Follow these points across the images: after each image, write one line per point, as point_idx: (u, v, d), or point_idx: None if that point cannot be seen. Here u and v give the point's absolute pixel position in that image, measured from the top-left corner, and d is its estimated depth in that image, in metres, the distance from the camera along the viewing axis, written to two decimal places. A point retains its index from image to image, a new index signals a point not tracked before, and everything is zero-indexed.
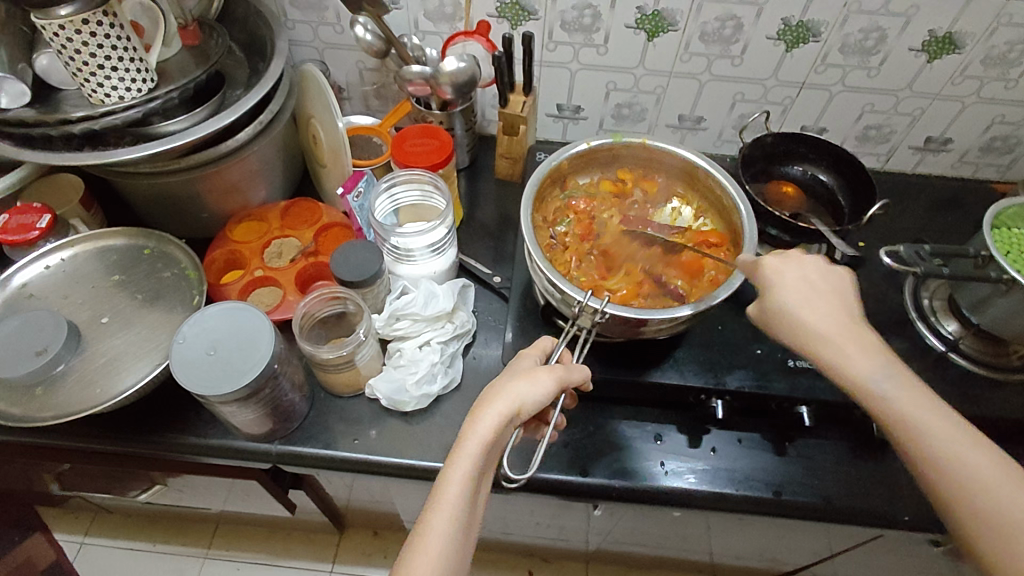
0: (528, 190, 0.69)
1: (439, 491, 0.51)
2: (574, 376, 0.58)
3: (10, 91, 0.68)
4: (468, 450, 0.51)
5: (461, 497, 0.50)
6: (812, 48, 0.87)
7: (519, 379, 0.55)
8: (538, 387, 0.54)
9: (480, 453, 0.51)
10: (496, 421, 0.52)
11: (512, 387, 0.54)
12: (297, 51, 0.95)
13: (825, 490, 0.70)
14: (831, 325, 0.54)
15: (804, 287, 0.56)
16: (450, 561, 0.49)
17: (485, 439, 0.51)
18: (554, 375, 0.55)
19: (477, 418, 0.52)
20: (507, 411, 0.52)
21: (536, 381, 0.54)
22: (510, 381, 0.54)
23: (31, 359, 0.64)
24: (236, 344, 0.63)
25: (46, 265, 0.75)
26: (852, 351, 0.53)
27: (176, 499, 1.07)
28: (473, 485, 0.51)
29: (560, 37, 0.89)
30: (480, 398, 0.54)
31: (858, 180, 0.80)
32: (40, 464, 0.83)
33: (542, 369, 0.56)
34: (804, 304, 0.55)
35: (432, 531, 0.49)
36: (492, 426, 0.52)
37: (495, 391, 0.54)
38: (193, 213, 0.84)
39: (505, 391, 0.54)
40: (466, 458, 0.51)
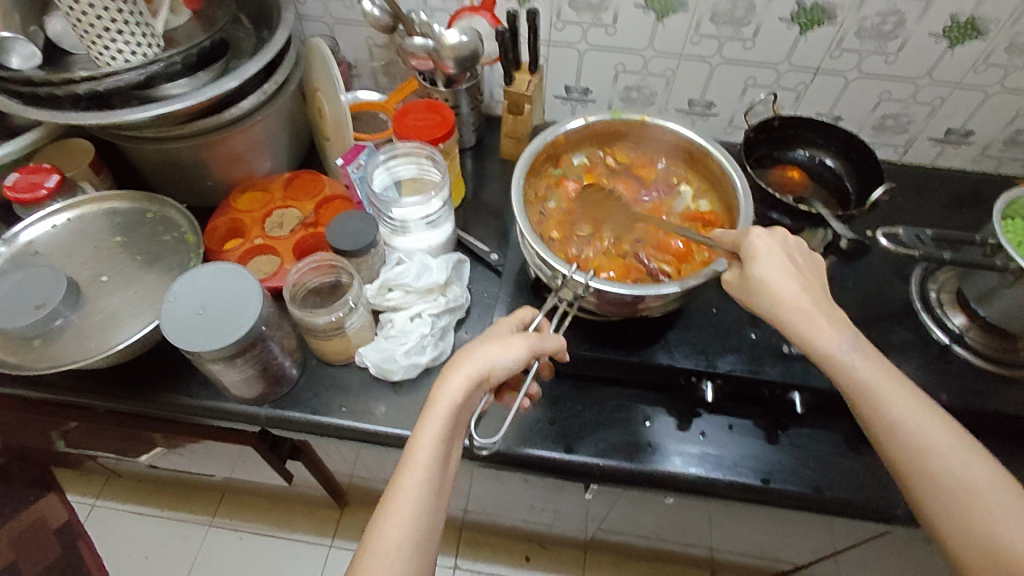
0: (520, 161, 0.69)
1: (410, 452, 0.51)
2: (549, 343, 0.57)
3: (21, 52, 0.70)
4: (438, 410, 0.51)
5: (430, 459, 0.50)
6: (827, 32, 0.84)
7: (491, 342, 0.55)
8: (511, 351, 0.54)
9: (450, 412, 0.51)
10: (467, 382, 0.52)
11: (485, 350, 0.54)
12: (307, 25, 0.96)
13: (817, 481, 0.68)
14: (805, 300, 0.54)
15: (779, 259, 0.55)
16: (422, 522, 0.49)
17: (455, 400, 0.51)
18: (528, 340, 0.55)
19: (446, 378, 0.52)
20: (477, 371, 0.52)
21: (509, 346, 0.54)
22: (481, 345, 0.54)
23: (30, 312, 0.66)
24: (223, 304, 0.64)
25: (52, 224, 0.77)
26: (827, 325, 0.53)
27: (179, 464, 1.09)
28: (443, 447, 0.51)
29: (569, 16, 0.88)
30: (450, 360, 0.54)
31: (866, 165, 0.77)
32: (47, 421, 0.85)
33: (516, 336, 0.56)
34: (781, 280, 0.54)
35: (402, 493, 0.49)
36: (462, 387, 0.52)
37: (465, 353, 0.54)
38: (198, 181, 0.86)
39: (477, 355, 0.54)
40: (435, 419, 0.51)
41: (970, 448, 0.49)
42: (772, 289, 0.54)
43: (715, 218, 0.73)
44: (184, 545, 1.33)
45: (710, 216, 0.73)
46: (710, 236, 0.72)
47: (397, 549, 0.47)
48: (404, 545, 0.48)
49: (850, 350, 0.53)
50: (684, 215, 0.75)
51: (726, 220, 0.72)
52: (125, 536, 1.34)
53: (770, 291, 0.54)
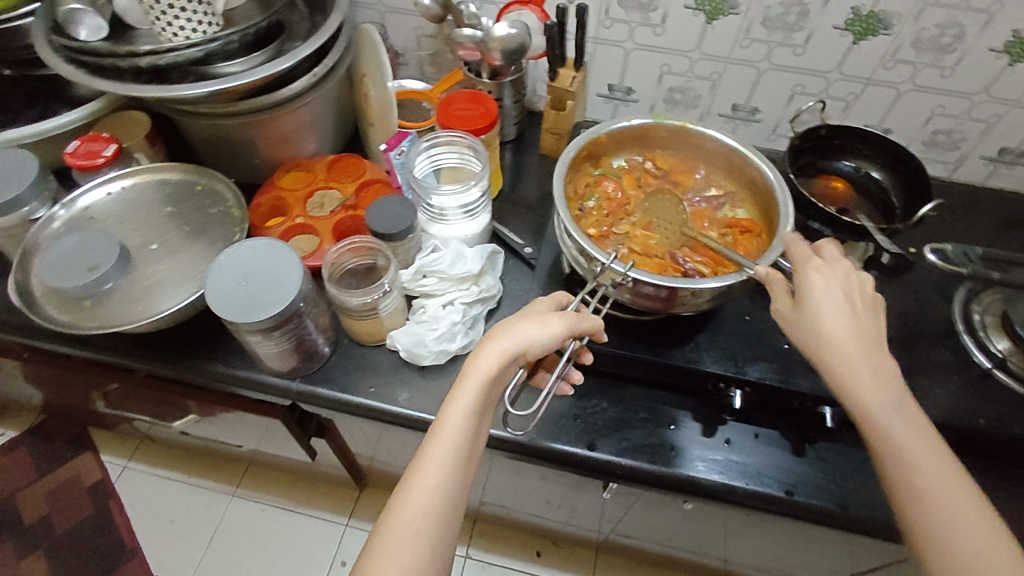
0: (563, 155, 0.69)
1: (439, 424, 0.52)
2: (585, 323, 0.57)
3: (89, 25, 0.72)
4: (470, 384, 0.53)
5: (459, 431, 0.52)
6: (882, 41, 0.82)
7: (526, 320, 0.56)
8: (547, 329, 0.55)
9: (482, 386, 0.53)
10: (500, 359, 0.54)
11: (519, 328, 0.55)
12: (358, 12, 0.98)
13: (841, 496, 0.67)
14: (845, 344, 0.52)
15: (831, 297, 0.54)
16: (443, 494, 0.50)
17: (487, 375, 0.53)
18: (564, 319, 0.56)
19: (479, 353, 0.54)
20: (509, 348, 0.54)
21: (544, 325, 0.55)
22: (516, 322, 0.55)
23: (84, 273, 0.69)
24: (267, 274, 0.66)
25: (108, 191, 0.80)
26: (869, 377, 0.51)
27: (209, 433, 1.12)
28: (472, 420, 0.53)
29: (618, 14, 0.88)
30: (484, 336, 0.55)
31: (914, 181, 0.75)
32: (90, 380, 0.89)
33: (553, 315, 0.56)
34: (820, 318, 0.53)
35: (428, 463, 0.51)
36: (496, 360, 0.53)
37: (497, 330, 0.55)
38: (246, 159, 0.88)
39: (515, 330, 0.55)
40: (467, 393, 0.52)
41: (1006, 544, 0.45)
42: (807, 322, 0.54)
43: (752, 226, 0.72)
44: (206, 512, 1.37)
45: (748, 224, 0.73)
46: (747, 244, 0.71)
47: (423, 515, 0.49)
48: (428, 512, 0.49)
49: (891, 408, 0.50)
50: (721, 222, 0.74)
51: (764, 228, 0.71)
52: (152, 498, 1.38)
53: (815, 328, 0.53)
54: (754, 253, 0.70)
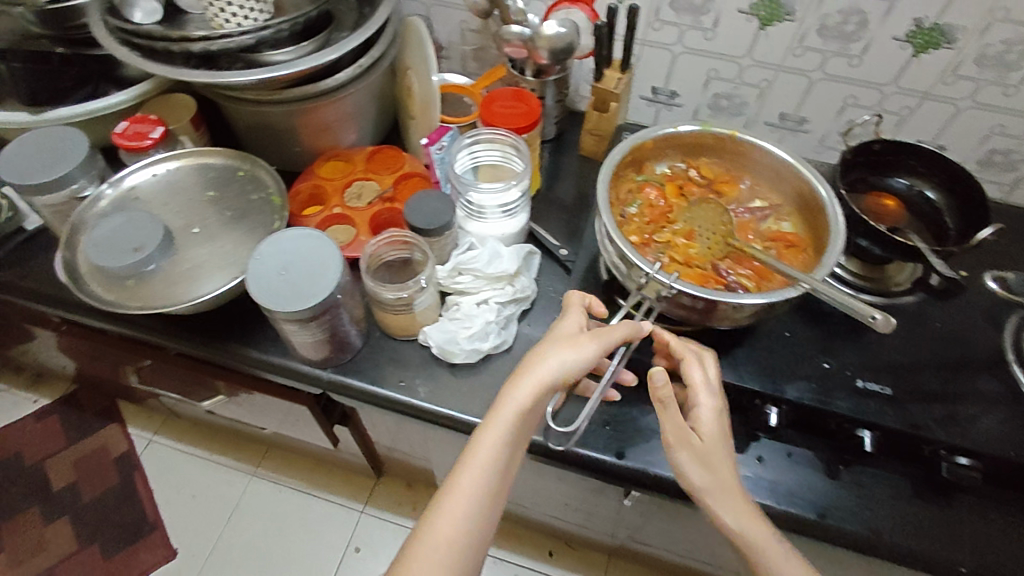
0: (607, 160, 0.68)
1: (467, 456, 0.54)
2: (619, 331, 0.58)
3: (144, 8, 0.76)
4: (502, 416, 0.54)
5: (490, 460, 0.54)
6: (944, 55, 0.79)
7: (562, 347, 0.56)
8: (583, 352, 0.56)
9: (514, 420, 0.54)
10: (535, 389, 0.55)
11: (556, 356, 0.56)
12: (405, 4, 0.97)
13: (875, 523, 0.65)
14: (717, 485, 0.58)
15: (702, 441, 0.59)
16: (473, 522, 0.53)
17: (520, 407, 0.54)
18: (600, 342, 0.57)
19: (513, 385, 0.55)
20: (545, 379, 0.55)
21: (579, 349, 0.55)
22: (553, 350, 0.56)
23: (128, 253, 0.70)
24: (306, 267, 0.66)
25: (153, 173, 0.81)
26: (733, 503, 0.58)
27: (234, 414, 1.13)
28: (503, 450, 0.54)
29: (668, 16, 0.86)
30: (518, 368, 0.57)
31: (972, 202, 0.73)
32: (125, 356, 0.90)
33: (586, 337, 0.57)
34: (697, 465, 0.58)
35: (456, 495, 0.53)
36: (530, 394, 0.54)
37: (531, 360, 0.56)
38: (287, 146, 0.89)
39: (552, 360, 0.55)
40: (501, 423, 0.54)
41: None
42: (684, 468, 0.59)
43: (798, 240, 0.70)
44: (227, 490, 1.39)
45: (794, 238, 0.71)
46: (793, 259, 0.70)
47: (445, 545, 0.52)
48: (454, 539, 0.52)
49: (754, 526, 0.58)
50: (766, 235, 0.72)
51: (810, 244, 0.70)
52: (175, 473, 1.41)
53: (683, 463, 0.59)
54: (800, 268, 0.68)
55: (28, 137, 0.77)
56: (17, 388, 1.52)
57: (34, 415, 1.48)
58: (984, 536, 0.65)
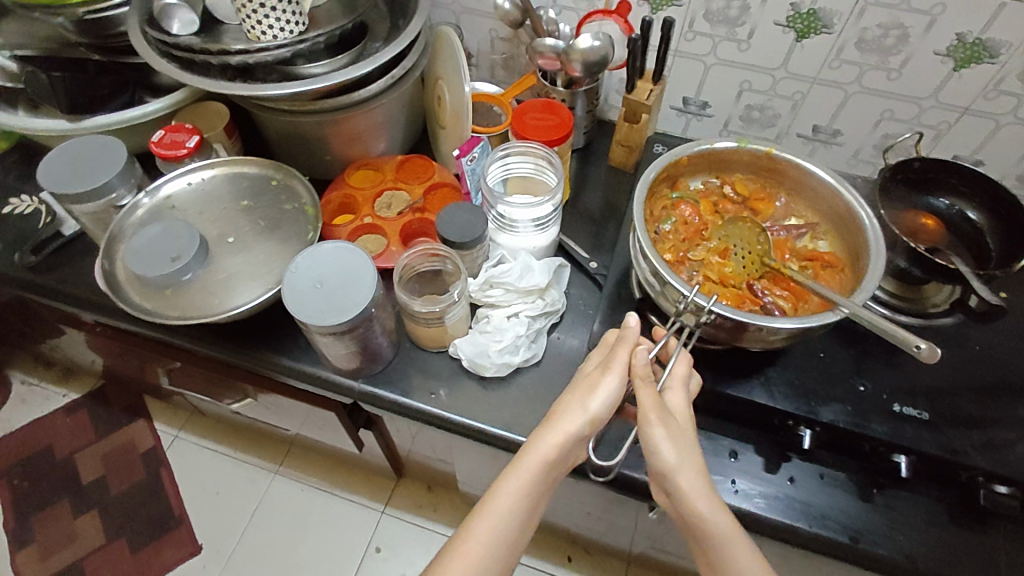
0: (643, 177, 0.68)
1: (488, 498, 0.56)
2: (625, 353, 0.59)
3: (181, 19, 0.77)
4: (529, 464, 0.55)
5: (511, 505, 0.55)
6: (986, 70, 0.78)
7: (586, 394, 0.58)
8: (607, 395, 0.57)
9: (541, 468, 0.56)
10: (560, 440, 0.56)
11: (582, 406, 0.57)
12: (436, 12, 0.97)
13: (909, 548, 0.65)
14: (690, 462, 0.55)
15: (674, 419, 0.56)
16: (491, 562, 0.54)
17: (546, 456, 0.56)
18: (618, 375, 0.58)
19: (541, 435, 0.56)
20: (574, 429, 0.56)
21: (601, 392, 0.57)
22: (575, 398, 0.58)
23: (167, 263, 0.71)
24: (340, 281, 0.67)
25: (188, 181, 0.82)
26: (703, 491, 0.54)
27: (259, 415, 1.15)
28: (526, 495, 0.56)
29: (702, 28, 0.85)
30: (546, 417, 0.58)
31: (1015, 224, 0.72)
32: (156, 358, 0.92)
33: (606, 376, 0.58)
34: (674, 439, 0.54)
35: (474, 537, 0.54)
36: (555, 444, 0.56)
37: (558, 409, 0.58)
38: (318, 155, 0.89)
39: (575, 409, 0.57)
40: (524, 469, 0.55)
41: None
42: (659, 444, 0.54)
43: (835, 260, 0.70)
44: (250, 487, 1.41)
45: (830, 258, 0.71)
46: (829, 280, 0.69)
47: None
48: None
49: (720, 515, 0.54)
50: (801, 254, 0.72)
51: (848, 264, 0.69)
52: (200, 469, 1.43)
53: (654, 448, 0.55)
54: (837, 289, 0.68)
55: (68, 146, 0.78)
56: (46, 383, 1.54)
57: (64, 409, 1.51)
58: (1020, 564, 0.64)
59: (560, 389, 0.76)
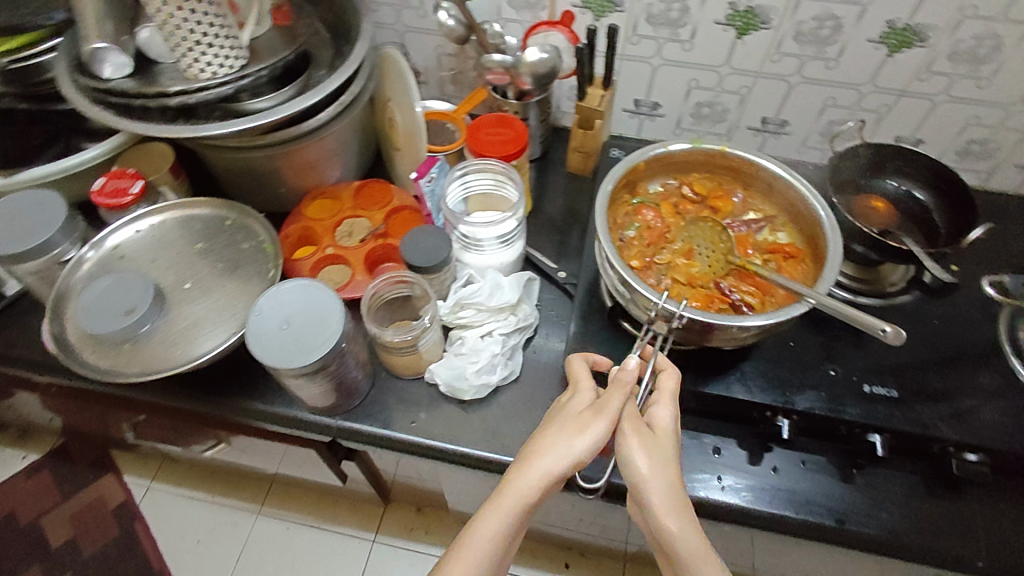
0: (603, 186, 0.68)
1: (464, 537, 0.53)
2: (616, 398, 0.55)
3: (114, 63, 0.71)
4: (504, 504, 0.53)
5: (489, 543, 0.52)
6: (918, 54, 0.81)
7: (572, 433, 0.54)
8: (596, 439, 0.53)
9: (517, 510, 0.53)
10: (540, 482, 0.53)
11: (565, 444, 0.54)
12: (379, 33, 0.96)
13: (893, 524, 0.67)
14: (662, 478, 0.53)
15: (651, 433, 0.56)
16: None
17: (524, 497, 0.53)
18: (610, 420, 0.54)
19: (517, 475, 0.53)
20: (552, 469, 0.53)
21: (586, 433, 0.53)
22: (559, 437, 0.54)
23: (121, 318, 0.68)
24: (307, 319, 0.65)
25: (137, 229, 0.79)
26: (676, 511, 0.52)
27: (235, 458, 1.11)
28: (504, 534, 0.53)
29: (645, 31, 0.86)
30: (522, 453, 0.55)
31: (958, 201, 0.77)
32: (118, 413, 0.87)
33: (594, 418, 0.54)
34: (646, 451, 0.54)
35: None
36: (535, 487, 0.52)
37: (535, 446, 0.55)
38: (272, 188, 0.87)
39: (554, 448, 0.54)
40: (501, 510, 0.53)
41: None
42: (630, 454, 0.54)
43: (796, 250, 0.72)
44: (232, 531, 1.36)
45: (791, 249, 0.72)
46: (792, 271, 0.71)
47: None
48: None
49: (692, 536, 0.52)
50: (763, 247, 0.73)
51: (809, 254, 0.71)
52: (177, 519, 1.38)
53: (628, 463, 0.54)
54: (800, 279, 0.69)
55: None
56: (1, 447, 1.46)
57: (24, 472, 1.43)
58: (995, 526, 0.67)
59: (541, 404, 0.76)
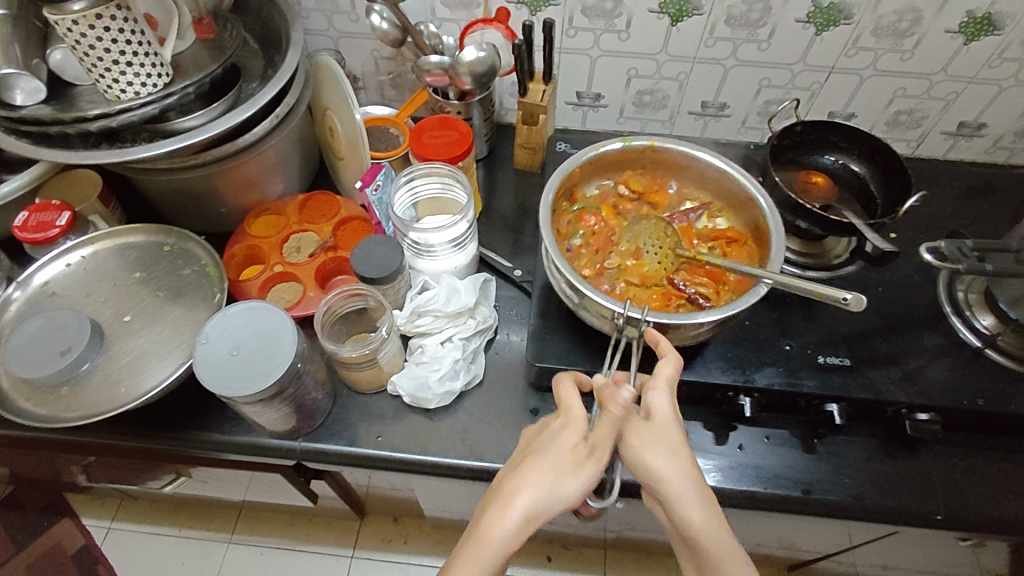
0: (544, 197, 0.67)
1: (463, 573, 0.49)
2: (607, 430, 0.54)
3: (25, 89, 0.67)
4: (497, 549, 0.50)
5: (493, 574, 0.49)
6: (844, 31, 0.83)
7: (560, 466, 0.52)
8: (585, 483, 0.52)
9: (506, 552, 0.50)
10: (529, 518, 0.51)
11: (553, 477, 0.52)
12: (311, 39, 0.93)
13: (856, 489, 0.69)
14: (677, 470, 0.53)
15: (654, 428, 0.55)
16: None
17: (514, 535, 0.50)
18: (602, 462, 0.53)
19: (501, 517, 0.51)
20: (537, 506, 0.51)
21: (580, 475, 0.52)
22: (544, 471, 0.52)
23: (56, 359, 0.65)
24: (258, 342, 0.63)
25: (67, 263, 0.75)
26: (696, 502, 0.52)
27: (198, 489, 1.06)
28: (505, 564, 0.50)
29: (581, 23, 0.86)
30: (502, 492, 0.52)
31: (893, 172, 0.79)
32: (65, 457, 0.82)
33: (588, 460, 0.53)
34: (655, 450, 0.53)
35: None
36: (525, 527, 0.51)
37: (515, 486, 0.52)
38: (211, 209, 0.83)
39: (543, 482, 0.52)
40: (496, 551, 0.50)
41: None
42: (640, 456, 0.54)
43: (737, 235, 0.74)
44: (205, 563, 1.32)
45: (732, 234, 0.74)
46: (738, 254, 0.72)
47: None
48: None
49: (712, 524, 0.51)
50: (706, 235, 0.75)
51: (751, 236, 0.73)
52: (143, 558, 1.32)
53: (643, 465, 0.53)
54: (747, 262, 0.71)
55: None
56: None
57: None
58: (949, 480, 0.70)
59: (507, 405, 0.76)
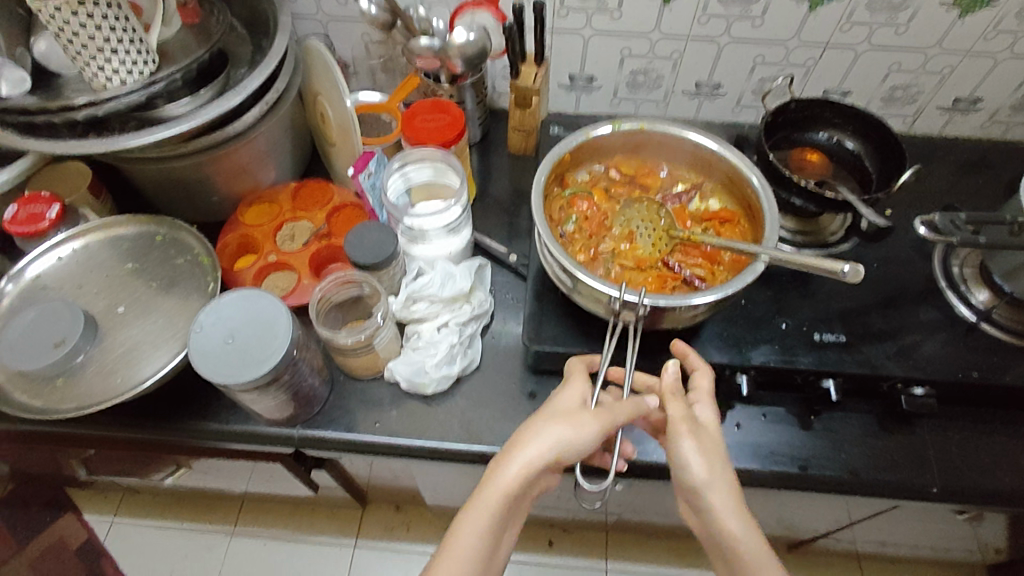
0: (537, 182, 0.67)
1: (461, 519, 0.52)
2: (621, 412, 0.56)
3: (9, 78, 0.67)
4: (489, 497, 0.51)
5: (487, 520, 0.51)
6: (838, 6, 0.82)
7: (560, 423, 0.54)
8: (583, 437, 0.53)
9: (503, 502, 0.52)
10: (525, 472, 0.52)
11: (550, 430, 0.53)
12: (300, 24, 0.92)
13: (852, 464, 0.70)
14: (722, 480, 0.54)
15: (703, 432, 0.57)
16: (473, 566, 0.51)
17: (506, 488, 0.51)
18: (599, 424, 0.54)
19: (501, 467, 0.52)
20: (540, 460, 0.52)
21: (576, 427, 0.53)
22: (545, 425, 0.54)
23: (50, 351, 0.64)
24: (254, 330, 0.63)
25: (59, 255, 0.74)
26: (732, 508, 0.54)
27: (199, 481, 1.07)
28: (499, 513, 0.52)
29: (573, 3, 0.85)
30: (511, 442, 0.54)
31: (887, 147, 0.79)
32: (65, 451, 0.82)
33: (585, 414, 0.54)
34: (703, 452, 0.55)
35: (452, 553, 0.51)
36: (517, 478, 0.51)
37: (521, 437, 0.54)
38: (203, 198, 0.83)
39: (545, 433, 0.53)
40: (484, 502, 0.51)
41: None
42: (687, 457, 0.55)
43: (730, 215, 0.74)
44: (208, 555, 1.33)
45: (724, 214, 0.74)
46: (730, 234, 0.73)
47: None
48: None
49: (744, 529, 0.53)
50: (699, 216, 0.75)
51: (744, 215, 0.73)
52: (147, 551, 1.33)
53: (685, 468, 0.55)
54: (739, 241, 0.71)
55: None
56: None
57: None
58: (945, 453, 0.71)
59: (504, 388, 0.76)
